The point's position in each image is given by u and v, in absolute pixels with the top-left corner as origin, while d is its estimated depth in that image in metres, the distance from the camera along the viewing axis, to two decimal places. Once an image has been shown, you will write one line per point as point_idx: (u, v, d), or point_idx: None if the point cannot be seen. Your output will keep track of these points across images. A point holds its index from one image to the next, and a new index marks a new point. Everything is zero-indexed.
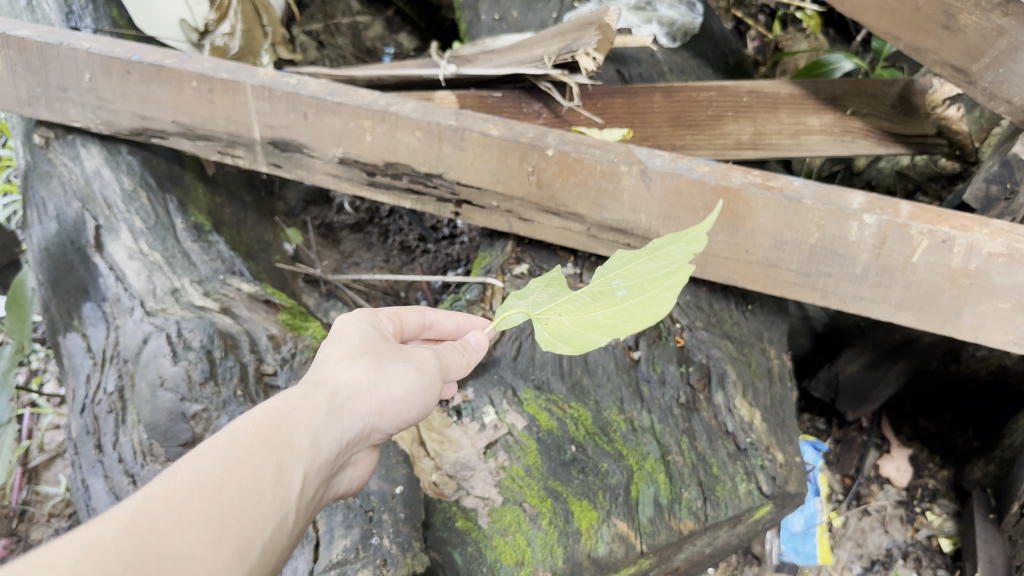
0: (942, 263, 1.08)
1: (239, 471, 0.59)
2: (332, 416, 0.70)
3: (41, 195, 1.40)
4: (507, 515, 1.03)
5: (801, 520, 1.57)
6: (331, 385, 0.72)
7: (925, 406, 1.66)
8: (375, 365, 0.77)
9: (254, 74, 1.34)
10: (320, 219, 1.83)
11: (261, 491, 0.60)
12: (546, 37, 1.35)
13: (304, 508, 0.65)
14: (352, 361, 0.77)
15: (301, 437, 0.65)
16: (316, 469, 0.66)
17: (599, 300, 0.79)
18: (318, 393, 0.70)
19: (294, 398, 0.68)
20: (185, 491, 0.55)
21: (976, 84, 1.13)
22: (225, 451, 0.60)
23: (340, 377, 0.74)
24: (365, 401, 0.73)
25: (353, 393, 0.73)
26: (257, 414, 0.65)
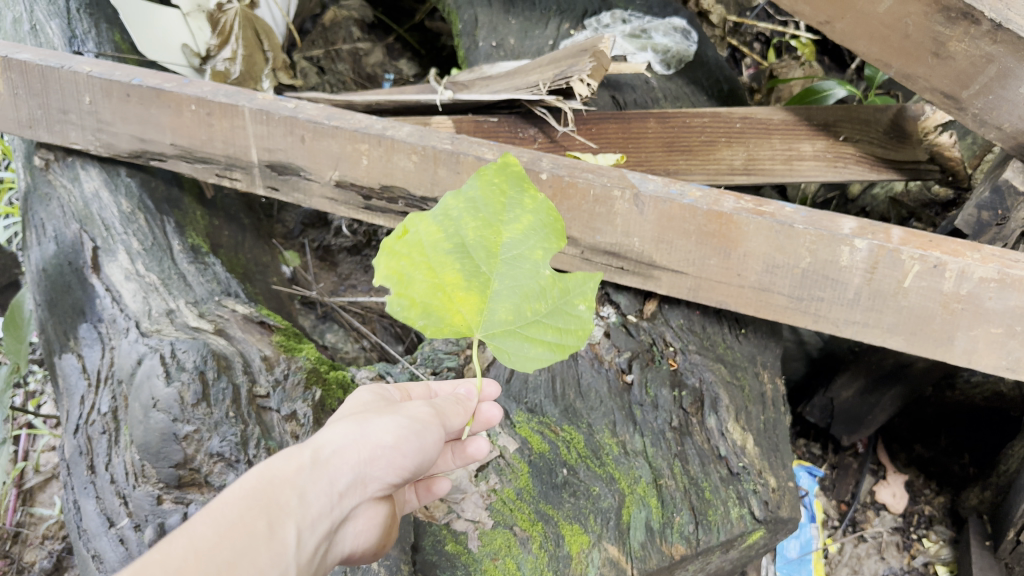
0: (934, 288, 1.08)
1: (231, 533, 0.59)
2: (318, 473, 0.68)
3: (41, 217, 1.42)
4: (497, 539, 1.02)
5: (797, 547, 1.54)
6: (314, 444, 0.71)
7: (921, 433, 1.65)
8: (362, 421, 0.75)
9: (253, 98, 1.36)
10: (318, 242, 1.84)
11: (254, 549, 0.59)
12: (542, 65, 1.37)
13: (305, 565, 0.64)
14: (339, 421, 0.76)
15: (290, 496, 0.65)
16: (310, 525, 0.65)
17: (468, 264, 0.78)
18: (302, 454, 0.70)
19: (278, 461, 0.68)
20: (179, 556, 0.55)
21: (967, 110, 1.15)
22: (215, 517, 0.60)
23: (325, 436, 0.73)
24: (352, 452, 0.71)
25: (337, 448, 0.71)
26: (244, 481, 0.65)
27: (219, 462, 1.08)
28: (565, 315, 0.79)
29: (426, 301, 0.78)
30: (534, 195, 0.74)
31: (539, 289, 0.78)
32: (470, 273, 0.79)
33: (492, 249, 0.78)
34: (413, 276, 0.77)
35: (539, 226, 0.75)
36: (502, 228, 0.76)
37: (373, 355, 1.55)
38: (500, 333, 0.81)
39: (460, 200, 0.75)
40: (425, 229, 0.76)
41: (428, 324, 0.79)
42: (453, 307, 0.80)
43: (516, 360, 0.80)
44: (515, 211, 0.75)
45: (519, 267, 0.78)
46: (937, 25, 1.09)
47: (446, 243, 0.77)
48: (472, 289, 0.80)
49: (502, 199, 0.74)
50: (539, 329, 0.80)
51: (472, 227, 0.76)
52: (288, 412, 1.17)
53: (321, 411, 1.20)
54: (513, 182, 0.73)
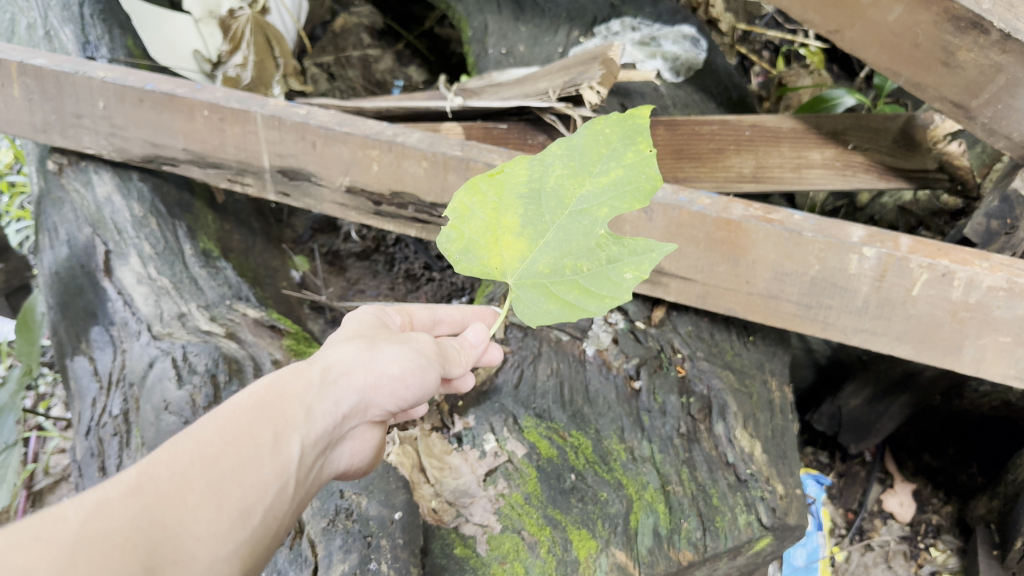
0: (943, 296, 1.09)
1: (237, 441, 0.60)
2: (324, 391, 0.69)
3: (54, 221, 1.44)
4: (505, 543, 1.02)
5: (804, 555, 1.54)
6: (323, 362, 0.72)
7: (928, 441, 1.66)
8: (370, 344, 0.76)
9: (265, 104, 1.37)
10: (327, 247, 1.85)
11: (260, 459, 0.60)
12: (552, 72, 1.38)
13: (303, 479, 0.65)
14: (347, 342, 0.76)
15: (296, 411, 0.66)
16: (312, 441, 0.66)
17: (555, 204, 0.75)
18: (311, 370, 0.70)
19: (287, 374, 0.69)
20: (185, 460, 0.56)
21: (976, 119, 1.16)
22: (224, 423, 0.60)
23: (334, 355, 0.73)
24: (360, 376, 0.72)
25: (346, 369, 0.72)
26: (250, 391, 0.65)
27: None
28: (610, 279, 0.72)
29: (472, 237, 0.77)
30: (640, 151, 0.70)
31: (585, 249, 0.74)
32: (529, 221, 0.76)
33: (565, 201, 0.75)
34: (474, 212, 0.77)
35: (624, 183, 0.70)
36: (586, 181, 0.73)
37: None
38: (527, 286, 0.77)
39: (600, 126, 0.72)
40: (515, 171, 0.77)
41: (464, 261, 0.77)
42: (494, 250, 0.78)
43: (526, 313, 0.75)
44: (609, 163, 0.71)
45: (581, 224, 0.74)
46: (947, 35, 1.10)
47: (524, 188, 0.76)
48: (521, 238, 0.77)
49: (607, 146, 0.71)
50: (565, 289, 0.75)
51: (561, 172, 0.74)
52: None
53: None
54: (624, 136, 0.71)
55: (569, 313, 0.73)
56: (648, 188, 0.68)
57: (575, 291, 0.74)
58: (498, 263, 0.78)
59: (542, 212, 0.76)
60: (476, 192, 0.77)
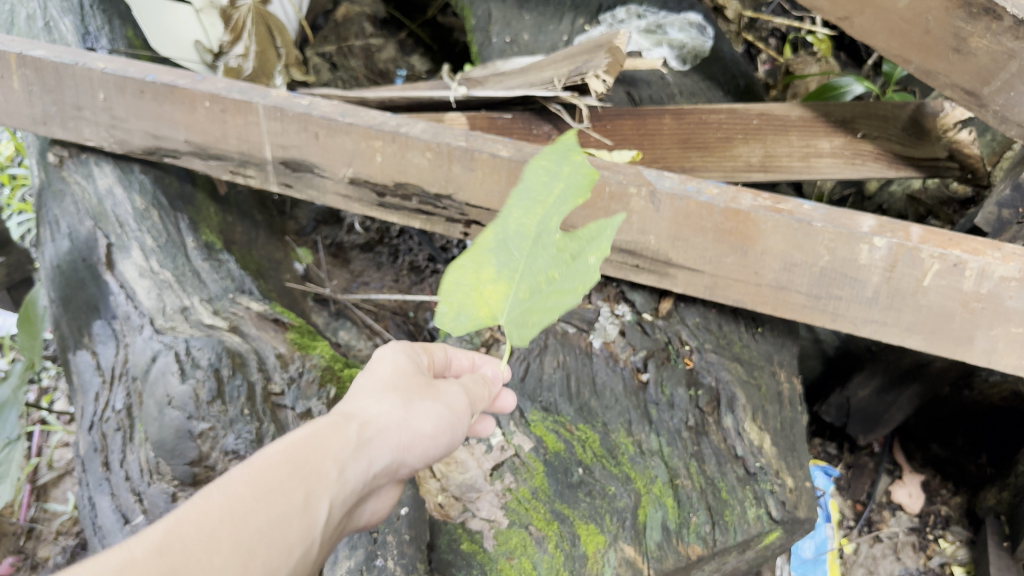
0: (955, 286, 1.07)
1: (270, 497, 0.57)
2: (359, 450, 0.67)
3: (55, 214, 1.42)
4: (513, 538, 1.01)
5: (812, 547, 1.56)
6: (361, 418, 0.70)
7: (937, 431, 1.64)
8: (405, 401, 0.75)
9: (267, 95, 1.35)
10: (330, 238, 1.83)
11: (290, 520, 0.57)
12: (557, 60, 1.36)
13: (326, 543, 0.62)
14: (382, 393, 0.75)
15: (330, 469, 0.63)
16: (341, 502, 0.63)
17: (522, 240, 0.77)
18: (348, 425, 0.68)
19: (323, 429, 0.66)
20: (214, 519, 0.52)
21: (988, 106, 1.13)
22: (258, 476, 0.57)
23: (370, 410, 0.72)
24: (394, 435, 0.71)
25: (381, 427, 0.70)
26: (285, 442, 0.63)
27: (234, 460, 1.08)
28: (579, 272, 0.74)
29: (460, 301, 0.79)
30: (573, 161, 0.72)
31: (552, 260, 0.76)
32: (503, 264, 0.78)
33: (528, 232, 0.76)
34: (457, 283, 0.79)
35: (567, 194, 0.73)
36: (540, 210, 0.75)
37: None
38: (518, 315, 0.79)
39: (536, 164, 0.74)
40: (479, 234, 0.79)
41: (458, 323, 0.79)
42: (482, 302, 0.80)
43: (520, 336, 0.78)
44: (552, 187, 0.73)
45: (546, 241, 0.76)
46: (959, 21, 1.08)
47: (490, 241, 0.78)
48: (500, 281, 0.79)
49: (547, 172, 0.73)
50: (547, 300, 0.76)
51: (517, 213, 0.76)
52: (303, 409, 1.19)
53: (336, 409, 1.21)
54: (560, 155, 0.73)
55: (553, 316, 0.75)
56: (587, 186, 0.71)
57: (555, 298, 0.76)
58: (489, 312, 0.80)
59: (512, 253, 0.78)
60: (454, 258, 0.79)
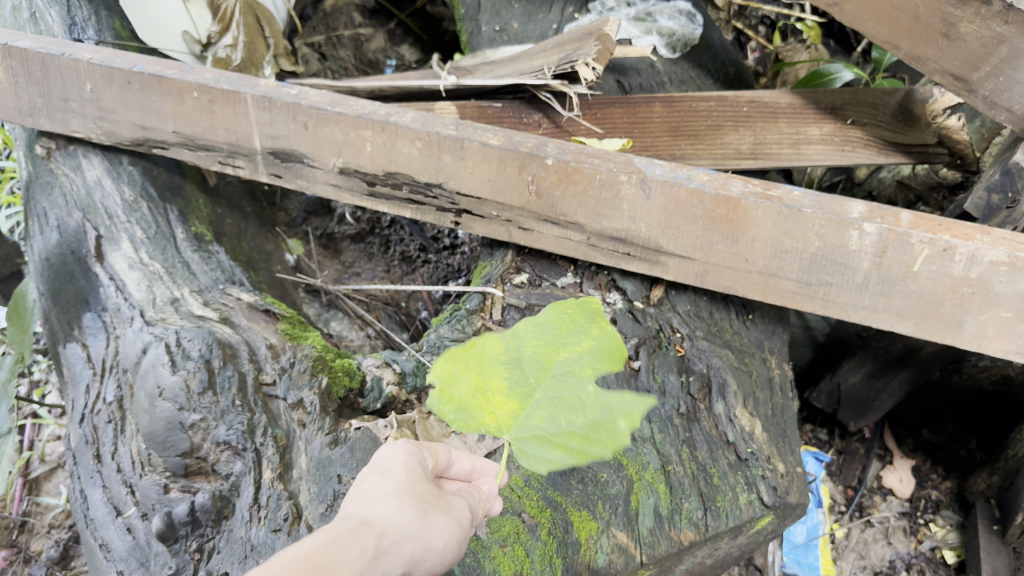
0: (944, 272, 1.08)
1: None
2: (380, 561, 0.57)
3: (43, 206, 1.41)
4: (505, 526, 1.00)
5: (803, 531, 1.57)
6: (379, 525, 0.60)
7: (927, 417, 1.65)
8: (420, 512, 0.65)
9: (255, 85, 1.35)
10: (321, 229, 1.82)
11: None
12: (546, 49, 1.36)
13: None
14: (396, 500, 0.65)
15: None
16: None
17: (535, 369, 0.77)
18: (368, 531, 0.58)
19: (342, 533, 0.56)
20: None
21: (977, 92, 1.14)
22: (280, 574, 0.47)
23: (387, 518, 0.62)
24: (411, 549, 0.61)
25: (400, 538, 0.60)
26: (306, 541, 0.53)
27: (226, 451, 1.07)
28: (601, 427, 0.75)
29: (462, 400, 0.77)
30: (602, 327, 0.78)
31: (580, 402, 0.76)
32: (515, 382, 0.77)
33: (544, 364, 0.77)
34: (459, 378, 0.78)
35: (591, 353, 0.77)
36: (561, 349, 0.77)
37: (378, 343, 1.55)
38: (527, 439, 0.76)
39: (562, 307, 0.79)
40: (490, 342, 0.79)
41: (458, 420, 0.77)
42: (488, 407, 0.78)
43: (533, 464, 0.75)
44: (579, 336, 0.78)
45: (567, 383, 0.76)
46: (948, 6, 1.08)
47: (503, 354, 0.78)
48: (512, 397, 0.77)
49: (573, 322, 0.78)
50: (566, 437, 0.75)
51: (536, 341, 0.78)
52: (295, 400, 1.14)
53: (328, 400, 1.15)
54: (585, 316, 0.79)
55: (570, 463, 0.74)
56: (619, 357, 0.76)
57: (571, 441, 0.75)
58: (493, 420, 0.77)
59: (526, 374, 0.77)
60: (454, 357, 0.78)
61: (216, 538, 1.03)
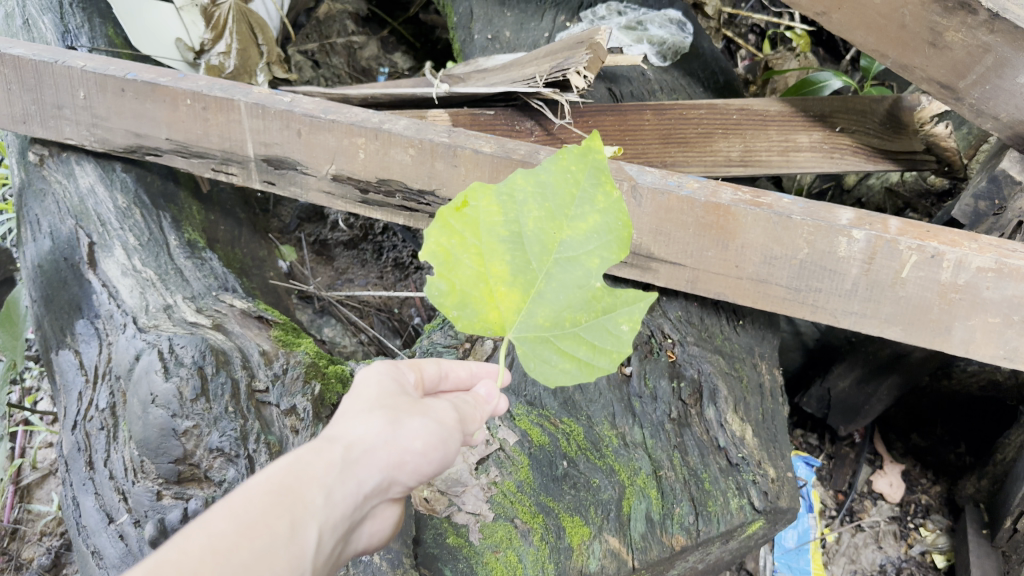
0: (931, 278, 1.09)
1: (251, 532, 0.50)
2: (349, 472, 0.59)
3: (36, 213, 1.43)
4: (498, 531, 1.02)
5: (795, 536, 1.56)
6: (346, 438, 0.61)
7: (917, 422, 1.66)
8: (392, 416, 0.65)
9: (249, 92, 1.35)
10: (314, 236, 1.82)
11: (275, 555, 0.50)
12: (538, 58, 1.37)
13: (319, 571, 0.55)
14: (366, 409, 0.65)
15: (316, 495, 0.55)
16: (331, 528, 0.56)
17: (536, 247, 0.75)
18: (334, 447, 0.60)
19: (306, 452, 0.58)
20: (194, 560, 0.46)
21: (963, 100, 1.15)
22: (238, 510, 0.50)
23: (355, 429, 0.62)
24: (384, 454, 0.62)
25: (370, 446, 0.61)
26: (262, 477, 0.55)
27: (219, 457, 1.07)
28: (607, 333, 0.76)
29: (466, 289, 0.76)
30: (608, 193, 0.71)
31: (583, 298, 0.76)
32: (518, 269, 0.76)
33: (547, 246, 0.75)
34: (459, 260, 0.75)
35: (604, 230, 0.73)
36: (563, 225, 0.74)
37: (371, 350, 1.56)
38: (531, 340, 0.78)
39: (564, 164, 0.71)
40: (485, 207, 0.74)
41: (463, 316, 0.76)
42: (492, 303, 0.78)
43: (542, 372, 0.77)
44: (584, 207, 0.72)
45: (569, 273, 0.75)
46: (934, 15, 1.09)
47: (501, 228, 0.75)
48: (514, 286, 0.77)
49: (575, 185, 0.72)
50: (576, 346, 0.77)
51: (536, 214, 0.74)
52: (286, 407, 1.15)
53: (321, 407, 1.17)
54: (589, 173, 0.71)
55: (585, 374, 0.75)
56: (626, 236, 0.73)
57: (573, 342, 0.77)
58: (497, 316, 0.78)
59: (528, 256, 0.76)
60: (453, 234, 0.74)
61: None
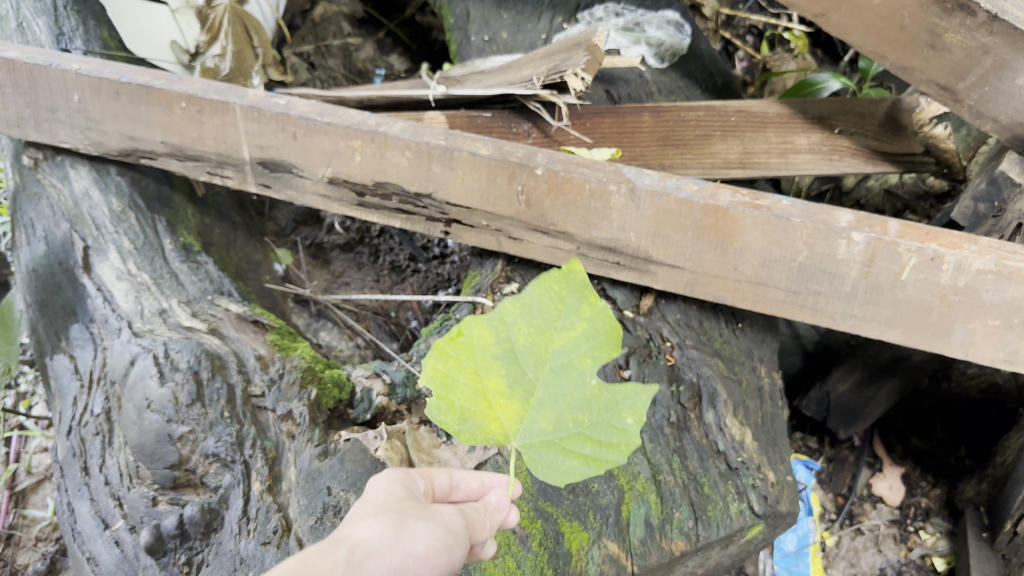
0: (931, 280, 1.08)
1: None
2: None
3: (30, 217, 1.41)
4: (496, 537, 1.00)
5: (795, 540, 1.55)
6: (350, 541, 0.57)
7: (916, 424, 1.65)
8: (396, 522, 0.61)
9: (244, 95, 1.34)
10: (310, 239, 1.81)
11: None
12: (535, 60, 1.36)
13: None
14: (370, 517, 0.62)
15: None
16: None
17: (529, 359, 0.69)
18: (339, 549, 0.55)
19: (312, 555, 0.53)
20: None
21: (962, 102, 1.14)
22: None
23: (359, 534, 0.58)
24: (390, 558, 0.57)
25: (375, 549, 0.57)
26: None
27: (215, 463, 1.07)
28: (611, 428, 0.71)
29: (464, 405, 0.71)
30: (594, 302, 0.65)
31: (584, 399, 0.70)
32: (514, 380, 0.71)
33: (542, 358, 0.69)
34: (455, 380, 0.71)
35: (593, 334, 0.66)
36: (554, 336, 0.68)
37: (368, 353, 1.54)
38: (537, 446, 0.72)
39: (546, 283, 0.66)
40: (477, 332, 0.70)
41: (464, 430, 0.71)
42: (492, 413, 0.72)
43: (549, 475, 0.71)
44: (571, 317, 0.66)
45: (567, 379, 0.69)
46: (933, 17, 1.09)
47: (494, 347, 0.70)
48: (513, 397, 0.71)
49: (560, 301, 0.66)
50: (580, 443, 0.71)
51: (525, 329, 0.69)
52: (283, 411, 1.13)
53: (317, 412, 1.14)
54: (573, 289, 0.65)
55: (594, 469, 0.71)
56: (617, 337, 0.65)
57: (582, 442, 0.71)
58: (500, 427, 0.72)
59: (522, 368, 0.70)
60: (447, 358, 0.71)
61: (204, 551, 1.04)
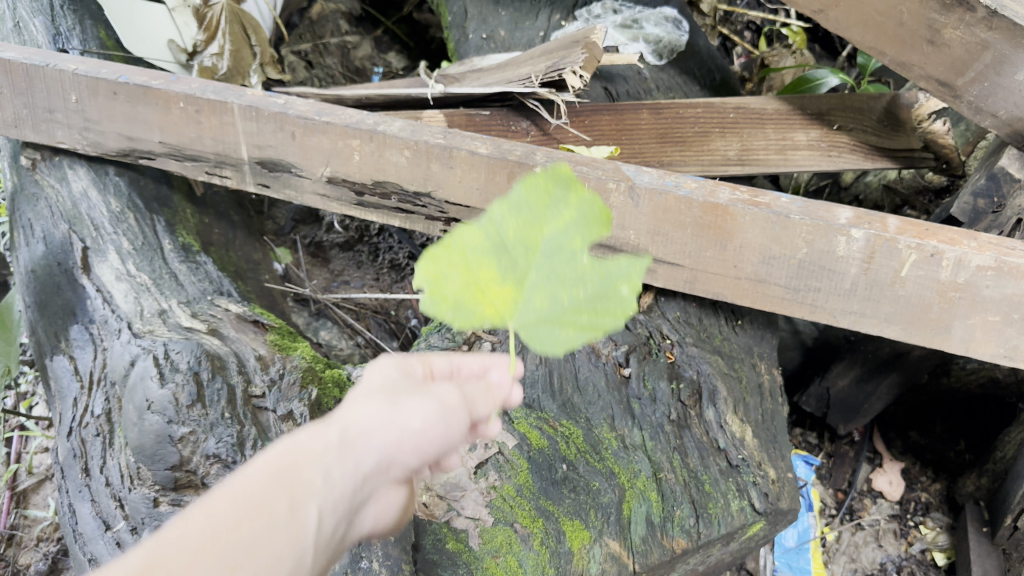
0: (931, 276, 1.08)
1: (245, 519, 0.47)
2: (343, 455, 0.54)
3: (28, 218, 1.41)
4: (498, 536, 1.01)
5: (795, 535, 1.56)
6: (342, 422, 0.57)
7: (916, 419, 1.67)
8: (389, 399, 0.60)
9: (241, 95, 1.34)
10: (309, 237, 1.81)
11: (270, 540, 0.47)
12: (533, 58, 1.36)
13: (323, 553, 0.52)
14: (362, 395, 0.61)
15: (312, 475, 0.52)
16: (331, 511, 0.52)
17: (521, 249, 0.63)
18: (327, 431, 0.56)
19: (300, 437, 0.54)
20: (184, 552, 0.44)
21: (962, 97, 1.14)
22: (232, 495, 0.48)
23: (351, 412, 0.58)
24: (380, 434, 0.57)
25: (365, 427, 0.57)
26: (243, 473, 0.50)
27: (216, 464, 1.06)
28: (607, 292, 0.65)
29: (456, 295, 0.66)
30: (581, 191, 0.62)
31: (578, 274, 0.64)
32: (506, 271, 0.64)
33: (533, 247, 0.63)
34: (447, 277, 0.66)
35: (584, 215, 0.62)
36: (544, 226, 0.62)
37: (367, 352, 1.55)
38: (533, 322, 0.66)
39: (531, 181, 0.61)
40: (464, 231, 0.64)
41: (458, 319, 0.66)
42: (484, 300, 0.66)
43: (545, 346, 0.67)
44: (559, 205, 0.62)
45: (562, 261, 0.63)
46: (932, 12, 1.09)
47: (484, 243, 0.64)
48: (506, 286, 0.65)
49: (547, 192, 0.61)
50: (573, 313, 0.66)
51: (513, 220, 0.62)
52: (283, 412, 1.14)
53: (318, 411, 1.16)
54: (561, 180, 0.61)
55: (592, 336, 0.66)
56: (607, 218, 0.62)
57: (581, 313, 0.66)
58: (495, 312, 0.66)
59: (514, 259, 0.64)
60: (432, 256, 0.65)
61: None
